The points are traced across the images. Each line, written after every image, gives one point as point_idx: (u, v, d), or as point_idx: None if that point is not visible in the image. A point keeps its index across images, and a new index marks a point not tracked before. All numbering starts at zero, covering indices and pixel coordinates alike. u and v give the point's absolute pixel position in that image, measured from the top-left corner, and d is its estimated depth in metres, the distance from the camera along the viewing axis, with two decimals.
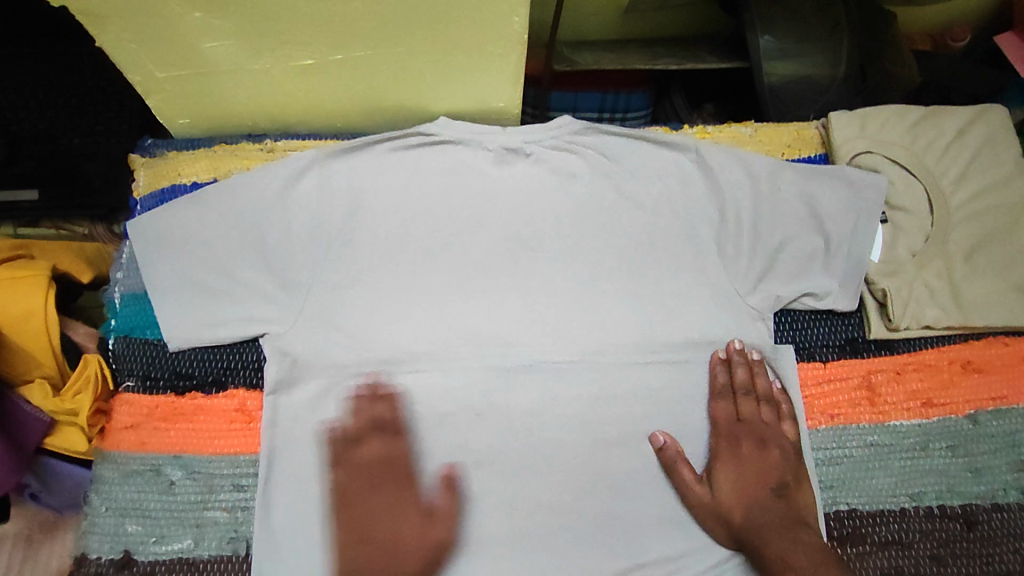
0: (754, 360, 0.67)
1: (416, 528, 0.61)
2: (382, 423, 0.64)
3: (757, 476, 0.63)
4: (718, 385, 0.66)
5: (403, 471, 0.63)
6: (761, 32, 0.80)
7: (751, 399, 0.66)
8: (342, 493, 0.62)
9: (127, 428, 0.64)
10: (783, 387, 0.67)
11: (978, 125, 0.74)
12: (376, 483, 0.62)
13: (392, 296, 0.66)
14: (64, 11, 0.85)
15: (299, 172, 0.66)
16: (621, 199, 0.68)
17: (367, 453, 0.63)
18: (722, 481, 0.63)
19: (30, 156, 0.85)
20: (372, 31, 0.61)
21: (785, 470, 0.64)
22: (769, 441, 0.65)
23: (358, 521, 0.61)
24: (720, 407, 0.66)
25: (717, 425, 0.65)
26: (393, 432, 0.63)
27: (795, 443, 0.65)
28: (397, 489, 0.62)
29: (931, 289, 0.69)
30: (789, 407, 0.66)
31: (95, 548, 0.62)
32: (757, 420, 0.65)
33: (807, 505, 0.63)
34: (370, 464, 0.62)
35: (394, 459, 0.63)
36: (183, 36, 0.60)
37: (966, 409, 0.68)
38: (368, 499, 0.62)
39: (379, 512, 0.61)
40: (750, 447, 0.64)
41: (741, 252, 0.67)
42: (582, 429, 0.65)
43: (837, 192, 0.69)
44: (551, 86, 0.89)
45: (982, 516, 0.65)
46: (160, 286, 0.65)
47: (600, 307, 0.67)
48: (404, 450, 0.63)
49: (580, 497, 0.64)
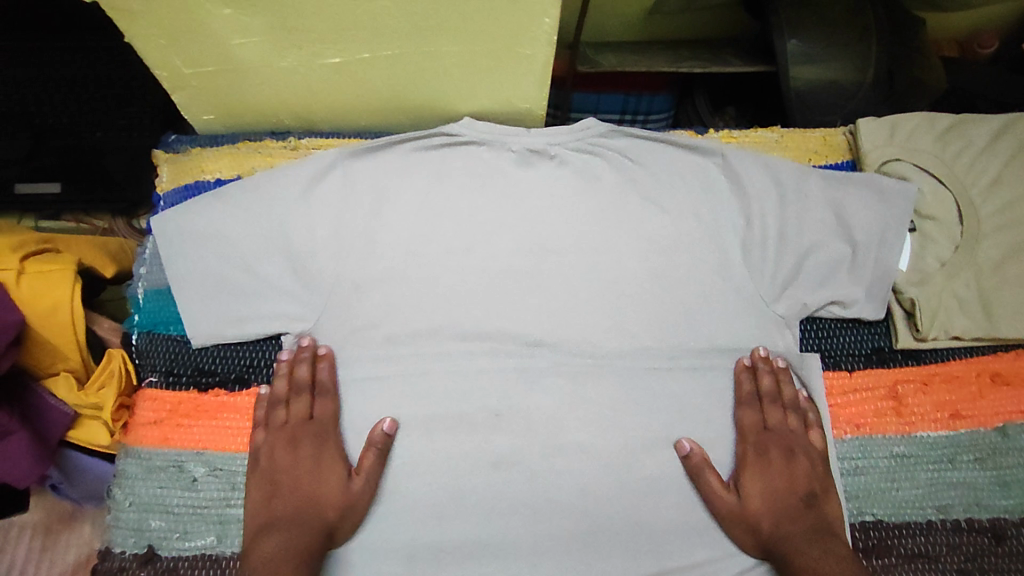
0: (780, 367, 0.66)
1: (338, 484, 0.61)
2: (309, 382, 0.63)
3: (785, 484, 0.63)
4: (744, 393, 0.65)
5: (322, 429, 0.63)
6: (788, 37, 0.79)
7: (778, 408, 0.65)
8: (265, 450, 0.62)
9: (152, 423, 0.65)
10: (808, 395, 0.67)
11: (1011, 133, 0.72)
12: (298, 442, 0.62)
13: (408, 294, 0.66)
14: (95, 8, 0.84)
15: (323, 170, 0.66)
16: (643, 202, 0.68)
17: (290, 412, 0.63)
18: (750, 489, 0.62)
19: (52, 149, 0.85)
20: (403, 32, 0.61)
21: (812, 479, 0.63)
22: (796, 449, 0.64)
23: (278, 477, 0.61)
24: (747, 414, 0.65)
25: (743, 432, 0.64)
26: (321, 392, 0.63)
27: (822, 451, 0.65)
28: (290, 451, 0.62)
29: (961, 298, 0.68)
30: (815, 414, 0.66)
31: (119, 542, 0.62)
32: (784, 428, 0.65)
33: (835, 514, 0.62)
34: (292, 424, 0.63)
35: (314, 419, 0.63)
36: (211, 33, 0.60)
37: (994, 422, 0.67)
38: (288, 455, 0.62)
39: (285, 473, 0.61)
40: (778, 456, 0.63)
41: (766, 259, 0.67)
42: (299, 403, 0.63)
43: (865, 200, 0.69)
44: (573, 87, 0.89)
45: (1010, 530, 0.64)
46: (184, 282, 0.65)
47: (622, 310, 0.67)
48: (331, 411, 0.63)
49: (306, 470, 0.61)
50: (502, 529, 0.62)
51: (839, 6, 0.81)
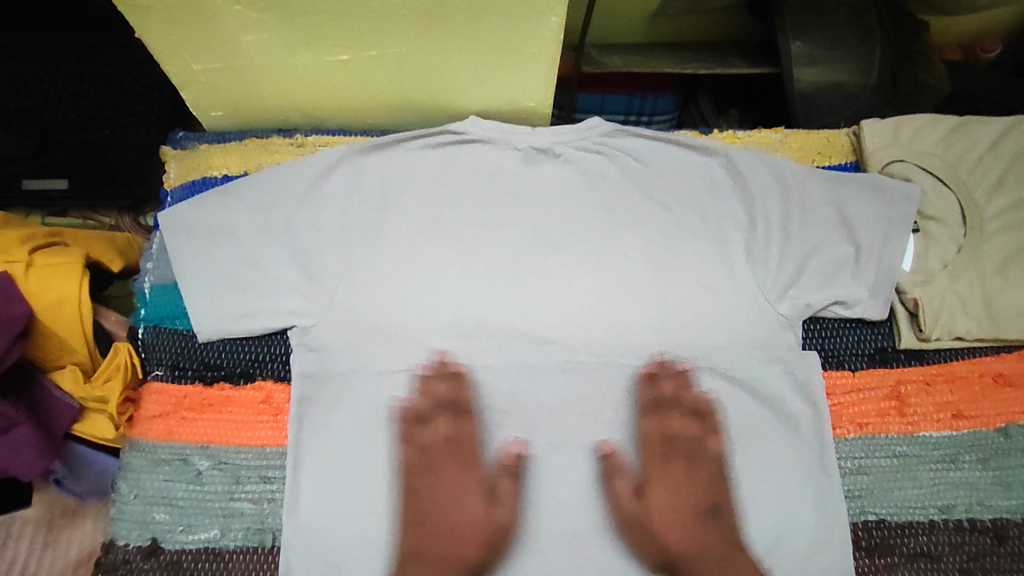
0: (681, 373, 0.66)
1: (484, 512, 0.63)
2: (451, 402, 0.65)
3: (686, 492, 0.64)
4: (646, 402, 0.66)
5: (467, 451, 0.64)
6: (792, 38, 0.79)
7: (681, 415, 0.66)
8: (412, 473, 0.63)
9: (156, 417, 0.65)
10: (714, 398, 0.66)
11: (1014, 135, 0.73)
12: (438, 465, 0.63)
13: (420, 291, 0.66)
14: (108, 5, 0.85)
15: (331, 167, 0.66)
16: (649, 201, 0.68)
17: (433, 433, 0.64)
18: (654, 498, 0.64)
19: (60, 145, 0.86)
20: (409, 28, 0.62)
21: (714, 489, 0.64)
22: (698, 456, 0.65)
23: (422, 506, 0.62)
24: (649, 424, 0.65)
25: (643, 441, 0.65)
26: (459, 410, 0.65)
27: (726, 458, 0.65)
28: (436, 476, 0.63)
29: (964, 299, 0.68)
30: (719, 420, 0.65)
31: (123, 535, 0.62)
32: (685, 436, 0.65)
33: (738, 521, 0.63)
34: (436, 446, 0.64)
35: (462, 442, 0.64)
36: (222, 29, 0.61)
37: (997, 422, 0.67)
38: (433, 480, 0.63)
39: (431, 501, 0.62)
40: (680, 462, 0.65)
41: (770, 258, 0.67)
42: (444, 423, 0.64)
43: (869, 201, 0.69)
44: (578, 87, 0.89)
45: (1012, 530, 0.64)
46: (190, 276, 0.65)
47: (628, 308, 0.67)
48: (477, 432, 0.64)
49: (452, 496, 0.63)
50: (514, 527, 0.62)
51: (844, 8, 0.81)
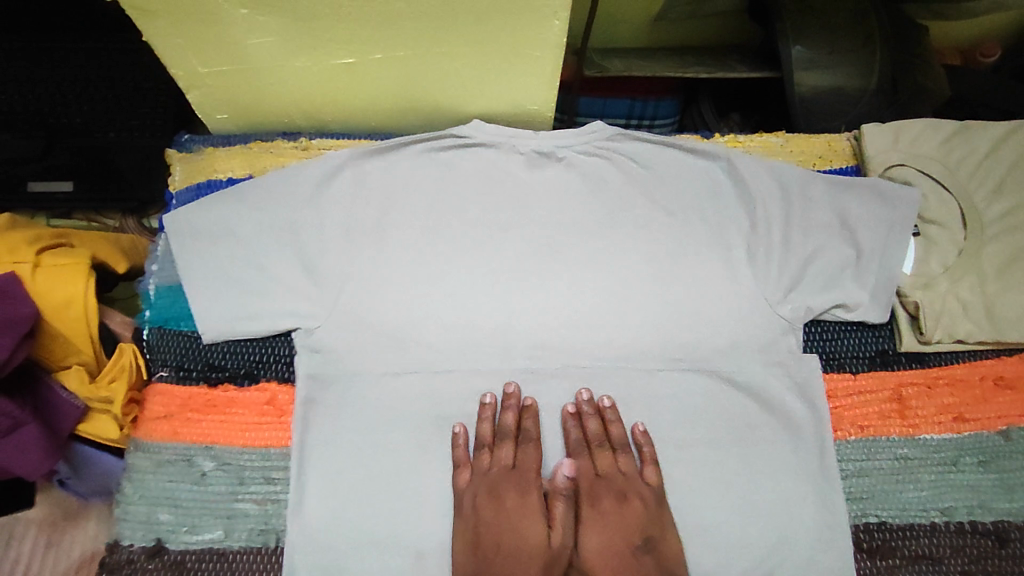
0: (605, 407, 0.64)
1: (543, 538, 0.59)
2: (514, 430, 0.63)
3: (619, 532, 0.60)
4: (571, 441, 0.64)
5: (526, 479, 0.62)
6: (793, 43, 0.80)
7: (607, 453, 0.63)
8: (470, 496, 0.61)
9: (161, 417, 0.65)
10: (644, 428, 0.65)
11: (1014, 139, 0.73)
12: (500, 491, 0.61)
13: (424, 295, 0.66)
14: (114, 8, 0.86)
15: (335, 169, 0.67)
16: (652, 204, 0.69)
17: (497, 459, 0.62)
18: (587, 541, 0.60)
19: (65, 148, 0.86)
20: (415, 32, 0.62)
21: (647, 523, 0.60)
22: (629, 493, 0.61)
23: (480, 530, 0.59)
24: (579, 464, 0.63)
25: (577, 482, 0.62)
26: (525, 440, 0.63)
27: (657, 489, 0.62)
28: (492, 500, 0.60)
29: (965, 302, 0.68)
30: (649, 450, 0.63)
31: (128, 535, 0.62)
32: (616, 474, 0.63)
33: (673, 554, 0.60)
34: (496, 471, 0.62)
35: (518, 469, 0.62)
36: (228, 32, 0.62)
37: (999, 425, 0.67)
38: (493, 505, 0.60)
39: (490, 526, 0.59)
40: (610, 502, 0.61)
41: (773, 261, 0.67)
42: (505, 450, 0.63)
43: (870, 205, 0.69)
44: (580, 91, 0.90)
45: (1014, 533, 0.64)
46: (196, 278, 0.66)
47: (631, 311, 0.67)
48: (535, 459, 0.62)
49: (512, 521, 0.59)
50: None
51: (844, 13, 0.82)
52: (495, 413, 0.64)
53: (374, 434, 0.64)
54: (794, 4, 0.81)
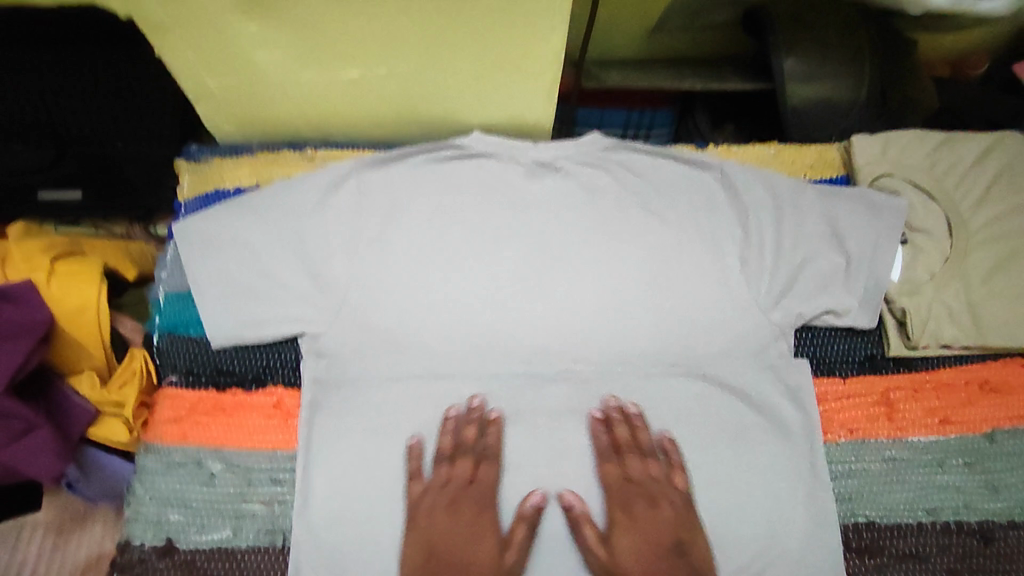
0: (633, 415, 0.67)
1: (492, 551, 0.61)
2: (475, 445, 0.65)
3: (653, 536, 0.63)
4: (600, 446, 0.66)
5: (482, 494, 0.64)
6: (785, 55, 0.82)
7: (638, 457, 0.66)
8: (423, 507, 0.63)
9: (171, 420, 0.67)
10: (672, 436, 0.67)
11: (997, 151, 0.76)
12: (456, 504, 0.63)
13: (424, 301, 0.68)
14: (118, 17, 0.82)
15: (340, 180, 0.69)
16: (647, 213, 0.71)
17: (456, 472, 0.64)
18: (619, 545, 0.62)
19: (75, 158, 0.88)
20: (418, 48, 0.65)
21: (678, 527, 0.63)
22: (659, 497, 0.64)
23: (432, 541, 0.62)
24: (609, 469, 0.65)
25: (607, 486, 0.64)
26: (486, 455, 0.65)
27: (687, 493, 0.65)
28: (448, 514, 0.63)
29: (951, 308, 0.71)
30: (678, 457, 0.66)
31: (139, 535, 0.64)
32: (647, 478, 0.65)
33: (705, 556, 0.63)
34: (454, 485, 0.64)
35: (475, 483, 0.64)
36: (238, 47, 0.64)
37: (984, 427, 0.69)
38: (447, 518, 0.63)
39: (443, 539, 0.62)
40: (643, 507, 0.64)
41: (764, 268, 0.69)
42: (465, 464, 0.65)
43: (858, 214, 0.72)
44: (578, 102, 0.92)
45: (999, 532, 0.65)
46: (206, 284, 0.68)
47: (625, 316, 0.70)
48: (493, 474, 0.64)
49: (465, 535, 0.62)
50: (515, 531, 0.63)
51: (835, 27, 0.84)
52: (458, 426, 0.66)
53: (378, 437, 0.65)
54: (785, 19, 0.83)
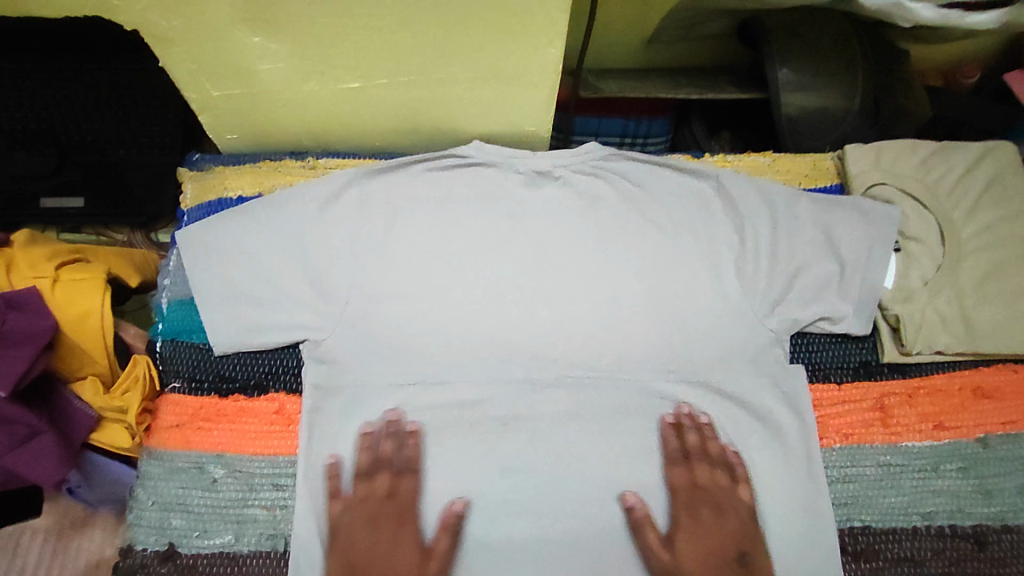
0: (704, 424, 0.68)
1: (415, 564, 0.62)
2: (392, 459, 0.65)
3: (716, 542, 0.65)
4: (671, 450, 0.67)
5: (402, 508, 0.64)
6: (780, 66, 0.84)
7: (706, 464, 0.67)
8: (343, 524, 0.64)
9: (174, 427, 0.67)
10: (739, 449, 0.68)
11: (987, 161, 0.77)
12: (376, 519, 0.64)
13: (424, 307, 0.69)
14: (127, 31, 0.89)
15: (340, 189, 0.70)
16: (644, 222, 0.72)
17: (376, 487, 0.65)
18: (682, 546, 0.64)
19: (77, 164, 0.89)
20: (419, 59, 0.66)
21: (742, 537, 0.65)
22: (725, 507, 0.66)
23: (353, 556, 0.63)
24: (676, 473, 0.67)
25: (675, 490, 0.66)
26: (404, 469, 0.65)
27: (751, 505, 0.66)
28: (368, 530, 0.63)
29: (944, 315, 0.71)
30: (744, 469, 0.67)
31: (142, 540, 0.64)
32: (714, 486, 0.67)
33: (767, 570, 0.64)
34: (373, 500, 0.64)
35: (394, 497, 0.64)
36: (241, 59, 0.65)
37: (977, 432, 0.70)
38: (367, 533, 0.63)
39: (364, 555, 0.63)
40: (707, 513, 0.66)
41: (760, 275, 0.70)
42: (382, 479, 0.65)
43: (852, 222, 0.73)
44: (575, 111, 0.93)
45: (991, 536, 0.66)
46: (208, 292, 0.69)
47: (623, 322, 0.70)
48: (411, 488, 0.65)
49: (386, 550, 0.63)
50: (513, 534, 0.64)
51: (828, 38, 0.85)
52: (374, 441, 0.66)
53: (378, 443, 0.66)
54: (780, 29, 0.84)
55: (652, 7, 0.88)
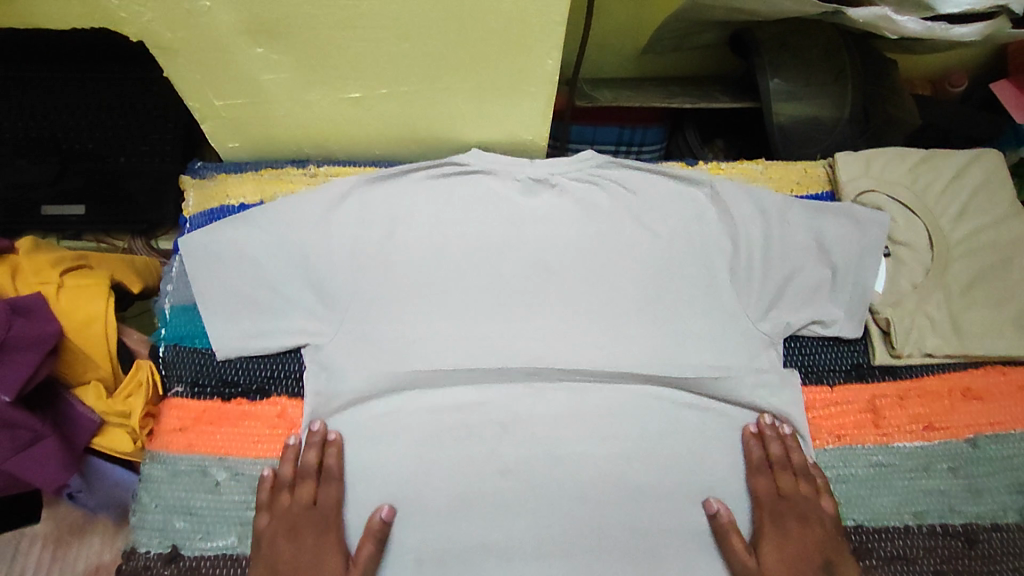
0: (787, 434, 0.69)
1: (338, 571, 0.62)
2: (316, 468, 0.65)
3: (802, 551, 0.64)
4: (754, 460, 0.68)
5: (326, 516, 0.64)
6: (771, 76, 0.86)
7: (789, 475, 0.67)
8: (268, 535, 0.64)
9: (177, 430, 0.68)
10: (816, 461, 0.69)
11: (974, 168, 0.79)
12: (299, 529, 0.63)
13: (422, 313, 0.70)
14: (135, 43, 0.90)
15: (340, 197, 0.71)
16: (639, 227, 0.73)
17: (299, 496, 0.65)
18: (768, 554, 0.64)
19: (79, 173, 0.90)
20: (419, 69, 0.67)
21: (828, 546, 0.64)
22: (810, 516, 0.66)
23: (276, 566, 0.62)
24: (760, 483, 0.67)
25: (758, 499, 0.67)
26: (326, 478, 0.65)
27: (833, 516, 0.66)
28: (290, 540, 0.63)
29: (932, 319, 0.73)
30: (823, 480, 0.68)
31: (144, 542, 0.65)
32: (797, 495, 0.67)
33: None
34: (295, 510, 0.64)
35: (319, 506, 0.64)
36: (245, 69, 0.66)
37: (965, 433, 0.71)
38: (289, 543, 0.63)
39: (286, 565, 0.62)
40: (794, 523, 0.65)
41: (752, 280, 0.72)
42: (306, 488, 0.65)
43: (843, 228, 0.74)
44: (571, 119, 0.96)
45: (981, 534, 0.67)
46: (211, 297, 0.70)
47: (619, 325, 0.72)
48: (335, 496, 0.65)
49: (308, 559, 0.62)
50: (513, 533, 0.65)
51: (819, 49, 0.87)
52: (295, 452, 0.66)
53: (376, 447, 0.67)
54: (770, 40, 0.86)
55: (646, 18, 0.90)
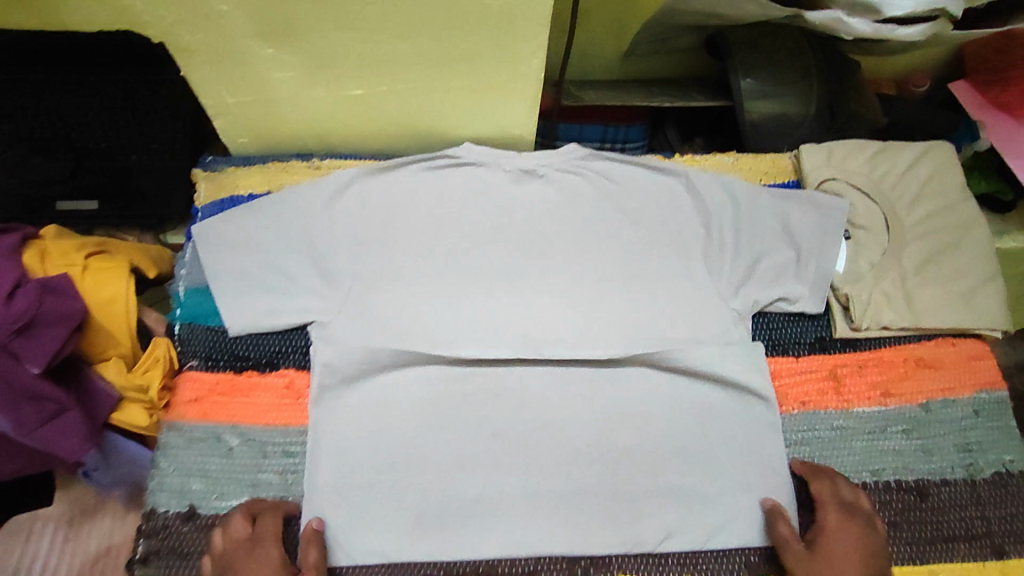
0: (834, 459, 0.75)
1: None
2: (249, 506, 0.68)
3: (868, 548, 0.65)
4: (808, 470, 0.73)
5: (263, 540, 0.64)
6: (742, 75, 0.92)
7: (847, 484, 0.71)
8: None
9: (192, 401, 0.74)
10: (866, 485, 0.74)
11: (927, 158, 0.86)
12: (235, 562, 0.63)
13: (421, 295, 0.76)
14: (152, 43, 0.89)
15: (343, 186, 0.77)
16: (619, 213, 0.80)
17: (237, 531, 0.65)
18: (833, 545, 0.65)
19: (92, 170, 0.94)
20: (416, 68, 0.74)
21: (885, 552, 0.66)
22: (873, 522, 0.68)
23: None
24: (822, 486, 0.71)
25: (822, 500, 0.70)
26: (261, 511, 0.67)
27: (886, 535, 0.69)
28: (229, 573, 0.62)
29: (888, 295, 0.79)
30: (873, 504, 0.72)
31: (164, 503, 0.70)
32: (857, 501, 0.70)
33: None
34: (232, 543, 0.64)
35: (256, 536, 0.65)
36: (256, 69, 0.72)
37: (919, 398, 0.77)
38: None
39: None
40: (860, 521, 0.67)
41: (724, 261, 0.78)
42: (241, 523, 0.66)
43: (807, 213, 0.81)
44: (559, 118, 1.03)
45: (932, 488, 0.73)
46: (223, 278, 0.75)
47: (602, 303, 0.78)
48: (270, 524, 0.66)
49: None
50: (504, 490, 0.71)
51: (785, 50, 0.94)
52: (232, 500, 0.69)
53: (377, 416, 0.72)
54: (742, 43, 0.93)
55: (627, 23, 0.97)
